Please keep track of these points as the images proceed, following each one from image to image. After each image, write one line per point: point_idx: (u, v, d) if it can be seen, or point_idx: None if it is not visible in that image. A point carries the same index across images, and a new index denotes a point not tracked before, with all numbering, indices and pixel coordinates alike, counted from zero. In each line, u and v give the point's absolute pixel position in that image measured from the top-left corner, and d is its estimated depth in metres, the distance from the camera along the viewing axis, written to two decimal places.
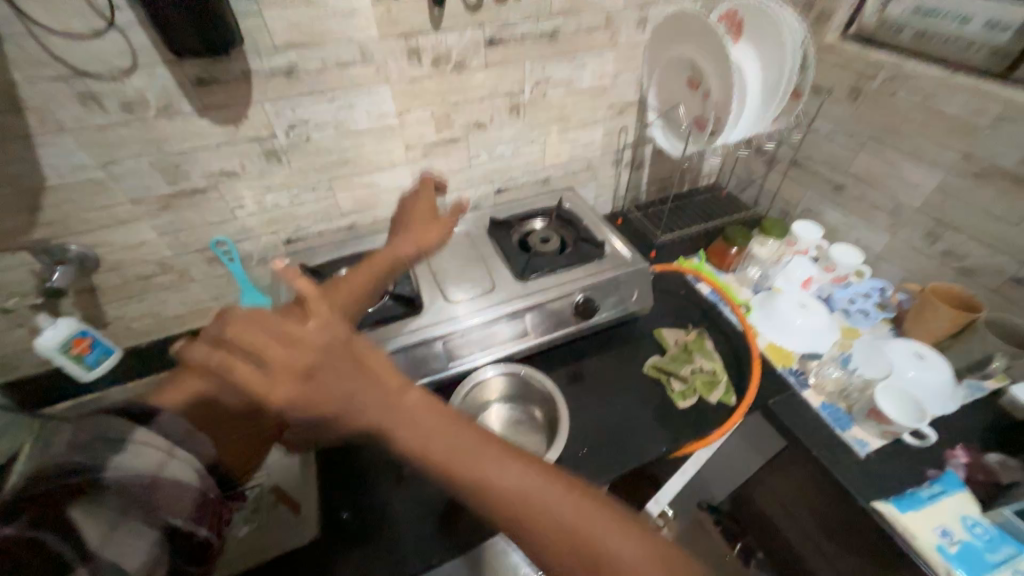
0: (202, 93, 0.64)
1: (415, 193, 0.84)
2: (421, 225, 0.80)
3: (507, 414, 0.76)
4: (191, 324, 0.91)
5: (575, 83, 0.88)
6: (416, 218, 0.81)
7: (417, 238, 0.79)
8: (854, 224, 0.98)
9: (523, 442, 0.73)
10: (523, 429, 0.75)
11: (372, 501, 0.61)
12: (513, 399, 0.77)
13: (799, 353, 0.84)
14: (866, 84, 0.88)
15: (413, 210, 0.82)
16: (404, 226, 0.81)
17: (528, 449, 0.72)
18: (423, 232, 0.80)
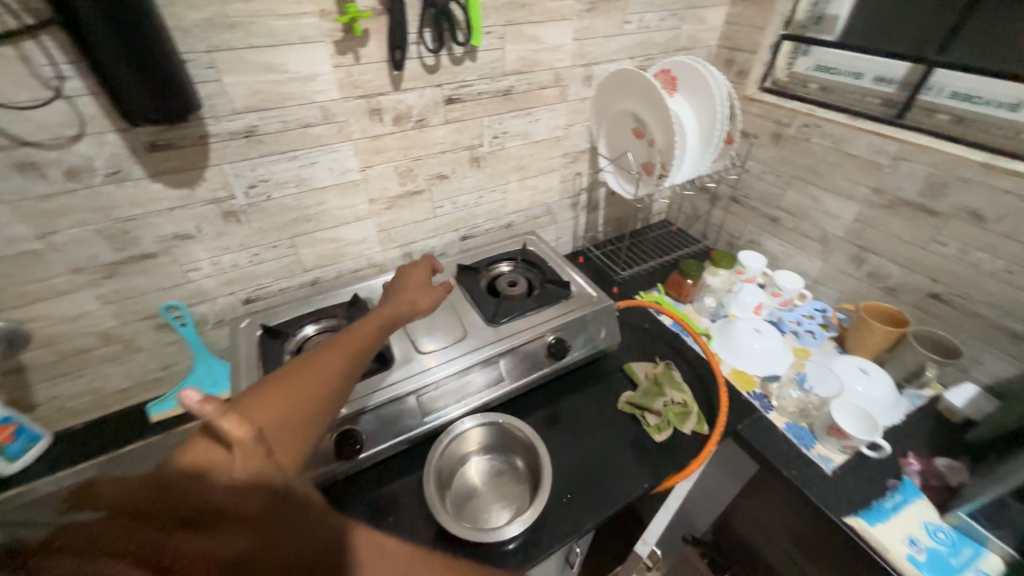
0: (156, 158, 0.63)
1: (409, 266, 0.78)
2: (417, 288, 0.72)
3: (488, 466, 0.75)
4: (136, 398, 0.84)
5: (530, 135, 0.94)
6: (409, 284, 0.73)
7: (413, 297, 0.69)
8: (791, 253, 1.07)
9: (505, 493, 0.71)
10: (505, 480, 0.73)
11: None
12: (493, 449, 0.76)
13: (759, 377, 0.88)
14: (784, 130, 0.99)
15: (404, 278, 0.75)
16: (394, 291, 0.71)
17: (511, 500, 0.70)
18: (421, 292, 0.71)
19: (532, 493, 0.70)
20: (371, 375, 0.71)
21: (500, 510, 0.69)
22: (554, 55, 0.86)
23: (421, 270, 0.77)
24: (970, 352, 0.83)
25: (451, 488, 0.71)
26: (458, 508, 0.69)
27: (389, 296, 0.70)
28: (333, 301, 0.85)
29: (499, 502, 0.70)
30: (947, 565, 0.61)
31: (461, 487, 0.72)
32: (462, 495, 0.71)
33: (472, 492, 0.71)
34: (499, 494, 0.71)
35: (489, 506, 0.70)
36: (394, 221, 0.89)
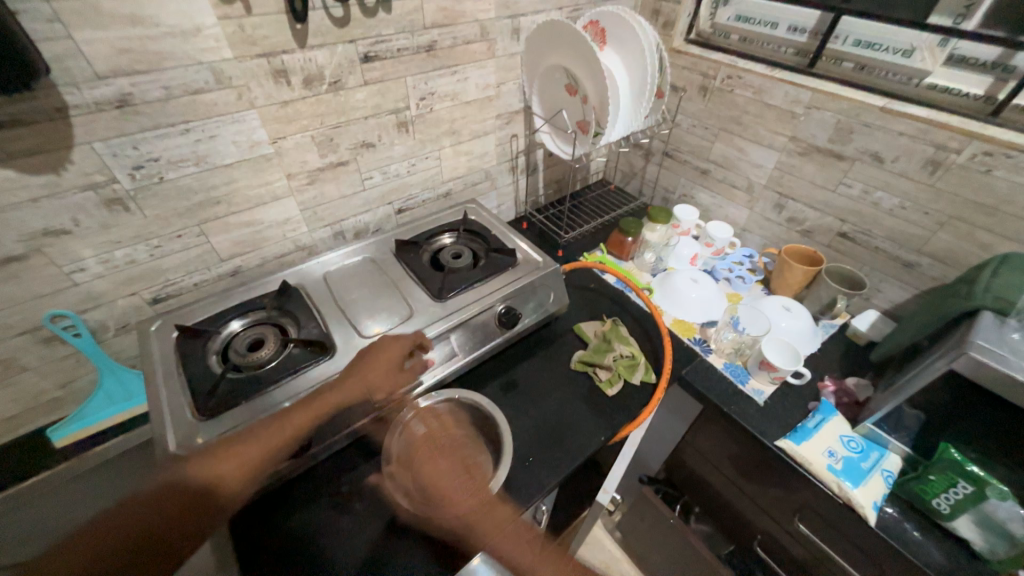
0: (1, 138, 0.51)
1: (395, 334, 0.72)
2: (382, 373, 0.67)
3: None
4: (33, 425, 0.72)
5: (460, 95, 0.88)
6: (381, 357, 0.68)
7: (373, 381, 0.66)
8: (721, 203, 1.13)
9: None
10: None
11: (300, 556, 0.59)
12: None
13: (698, 323, 0.94)
14: (710, 83, 1.01)
15: (376, 355, 0.68)
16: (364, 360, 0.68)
17: None
18: (381, 379, 0.67)
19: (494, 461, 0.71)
20: (313, 366, 0.67)
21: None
22: (477, 6, 0.80)
23: (396, 350, 0.69)
24: (872, 282, 0.93)
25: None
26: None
27: (355, 365, 0.67)
28: (260, 291, 0.78)
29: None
30: (859, 469, 0.70)
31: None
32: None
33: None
34: None
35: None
36: (318, 197, 0.81)
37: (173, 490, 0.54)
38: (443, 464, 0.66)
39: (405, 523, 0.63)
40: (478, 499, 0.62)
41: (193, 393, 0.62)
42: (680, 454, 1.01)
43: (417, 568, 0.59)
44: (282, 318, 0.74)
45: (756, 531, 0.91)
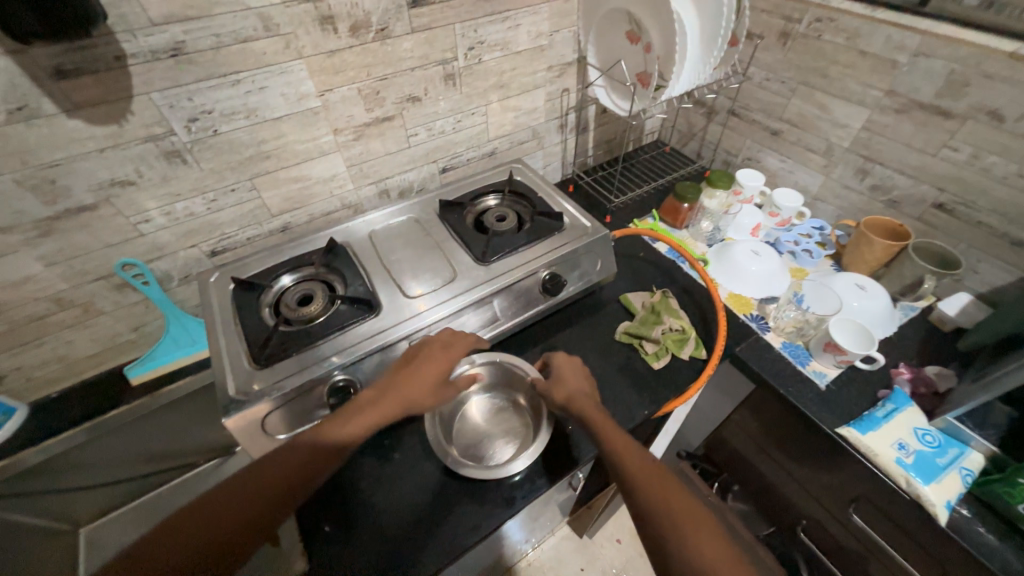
0: (68, 88, 0.52)
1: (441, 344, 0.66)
2: (425, 386, 0.63)
3: (489, 403, 0.75)
4: (111, 363, 0.79)
5: (511, 45, 0.82)
6: (427, 367, 0.64)
7: (415, 392, 0.62)
8: (792, 169, 1.02)
9: (508, 428, 0.72)
10: (507, 417, 0.73)
11: (349, 504, 0.62)
12: (493, 388, 0.76)
13: (756, 299, 0.87)
14: (794, 28, 0.89)
15: (423, 366, 0.64)
16: (409, 368, 0.64)
17: (515, 434, 0.71)
18: (424, 394, 0.63)
19: (535, 427, 0.70)
20: (358, 324, 0.68)
21: (504, 446, 0.70)
22: None
23: (446, 363, 0.65)
24: (968, 262, 0.82)
25: (454, 428, 0.71)
26: (461, 446, 0.69)
27: (401, 373, 0.63)
28: (307, 248, 0.79)
29: (502, 438, 0.70)
30: (933, 466, 0.63)
31: (463, 426, 0.72)
32: (466, 433, 0.71)
33: (474, 431, 0.71)
34: (501, 430, 0.71)
35: (492, 443, 0.70)
36: (364, 154, 0.80)
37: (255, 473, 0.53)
38: (567, 359, 0.71)
39: (443, 479, 0.65)
40: (584, 388, 0.67)
41: (248, 343, 0.65)
42: (723, 433, 0.98)
43: (455, 524, 0.61)
44: (329, 275, 0.75)
45: (800, 517, 0.87)
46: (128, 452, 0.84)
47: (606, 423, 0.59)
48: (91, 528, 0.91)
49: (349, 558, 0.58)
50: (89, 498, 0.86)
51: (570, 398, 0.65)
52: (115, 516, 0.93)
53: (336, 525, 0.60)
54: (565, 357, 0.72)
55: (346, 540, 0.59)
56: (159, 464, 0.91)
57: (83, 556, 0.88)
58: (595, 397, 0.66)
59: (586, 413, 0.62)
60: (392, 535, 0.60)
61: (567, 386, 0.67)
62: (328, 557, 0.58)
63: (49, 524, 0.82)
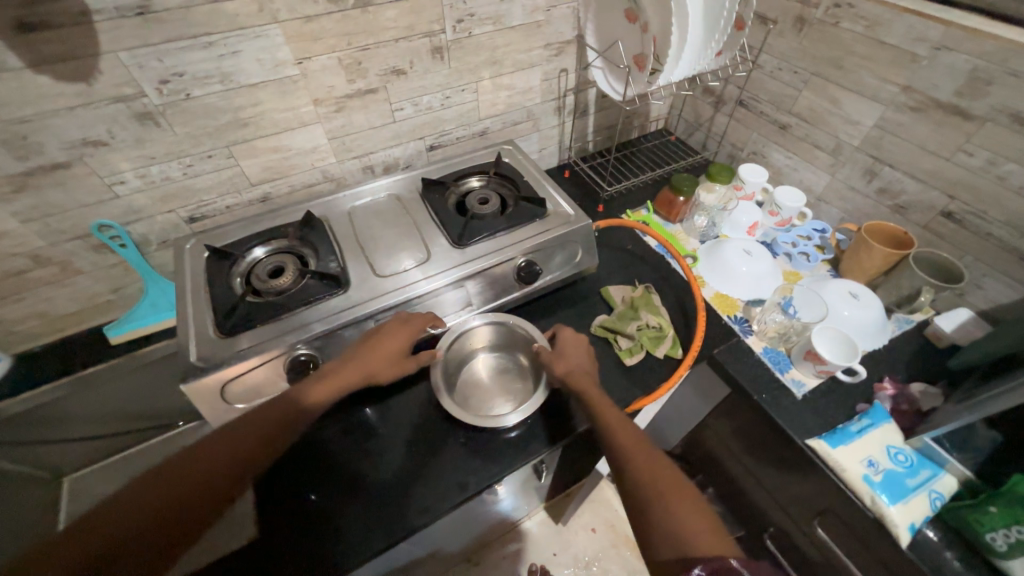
0: (33, 42, 0.52)
1: (402, 321, 0.66)
2: (384, 359, 0.63)
3: (495, 363, 0.75)
4: (92, 322, 0.80)
5: (504, 19, 0.79)
6: (385, 342, 0.63)
7: (373, 365, 0.62)
8: (798, 166, 0.97)
9: (511, 387, 0.72)
10: (510, 375, 0.74)
11: (333, 476, 0.64)
12: (498, 347, 0.76)
13: (743, 301, 0.84)
14: (810, 13, 0.83)
15: (382, 339, 0.64)
16: (369, 342, 0.63)
17: (515, 393, 0.72)
18: (384, 366, 0.63)
19: (535, 387, 0.71)
20: (324, 300, 0.67)
21: (503, 402, 0.71)
22: None
23: (404, 336, 0.64)
24: (972, 276, 0.77)
25: (457, 380, 0.72)
26: (463, 397, 0.71)
27: (360, 348, 0.63)
28: (284, 219, 0.78)
29: (502, 395, 0.71)
30: (903, 486, 0.60)
31: (466, 379, 0.73)
32: (467, 386, 0.72)
33: (476, 385, 0.72)
34: (503, 388, 0.72)
35: (492, 398, 0.71)
36: (346, 127, 0.78)
37: (214, 441, 0.54)
38: (573, 335, 0.71)
39: (402, 457, 0.65)
40: (584, 367, 0.67)
41: (215, 311, 0.65)
42: (700, 434, 0.96)
43: (409, 503, 0.61)
44: (303, 248, 0.74)
45: (768, 524, 0.86)
46: (111, 407, 0.87)
47: (604, 403, 0.61)
48: (74, 477, 0.94)
49: (301, 527, 0.59)
50: (71, 449, 0.89)
51: (570, 373, 0.65)
52: (97, 468, 0.96)
53: (289, 495, 0.61)
54: (572, 334, 0.71)
55: (298, 508, 0.61)
56: (138, 422, 0.94)
57: (65, 503, 0.91)
58: (593, 375, 0.67)
59: (585, 390, 0.63)
60: (342, 508, 0.61)
61: (568, 362, 0.67)
62: (305, 526, 0.59)
63: (33, 470, 0.86)
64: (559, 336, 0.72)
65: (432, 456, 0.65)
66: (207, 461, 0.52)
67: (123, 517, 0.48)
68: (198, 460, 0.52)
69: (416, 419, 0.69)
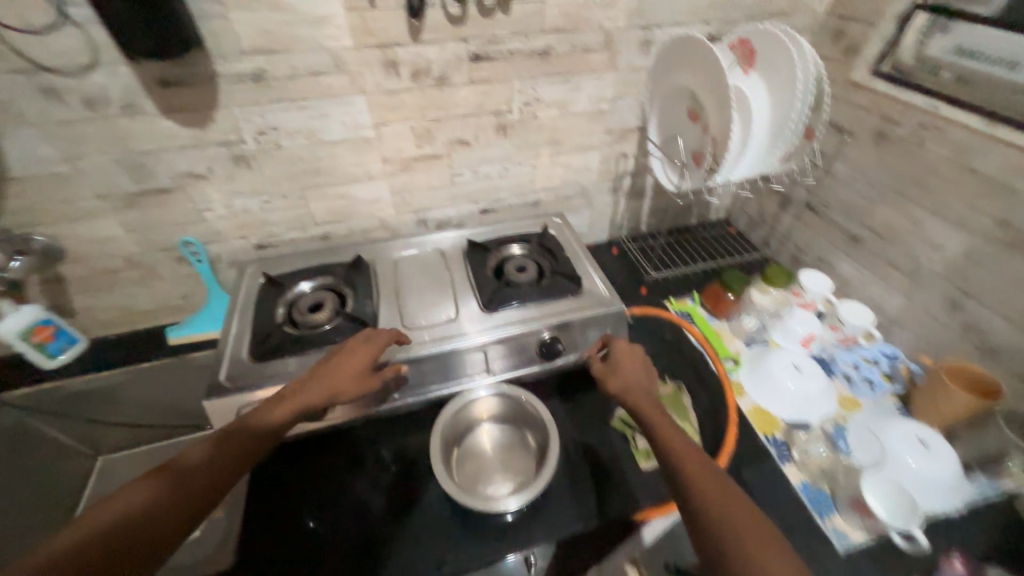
0: (167, 94, 0.63)
1: (361, 340, 0.64)
2: (347, 377, 0.60)
3: (499, 436, 0.72)
4: (160, 321, 0.90)
5: (569, 105, 0.83)
6: (345, 361, 0.61)
7: (337, 382, 0.59)
8: (868, 281, 0.89)
9: (513, 466, 0.69)
10: (515, 453, 0.70)
11: (337, 507, 0.64)
12: (508, 421, 0.73)
13: (787, 421, 0.75)
14: (892, 129, 0.79)
15: (348, 356, 0.62)
16: (328, 363, 0.61)
17: (517, 475, 0.68)
18: (349, 384, 0.60)
19: (537, 472, 0.67)
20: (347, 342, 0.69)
21: (502, 481, 0.67)
22: (605, 13, 0.73)
23: (368, 353, 0.63)
24: None
25: (456, 448, 0.70)
26: (460, 467, 0.69)
27: (321, 367, 0.61)
28: (335, 259, 0.84)
29: (502, 473, 0.68)
30: None
31: (467, 449, 0.70)
32: (468, 457, 0.70)
33: (477, 457, 0.70)
34: (504, 465, 0.69)
35: (491, 475, 0.68)
36: (408, 184, 0.85)
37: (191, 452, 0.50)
38: (628, 348, 0.68)
39: (387, 510, 0.63)
40: (641, 380, 0.63)
41: (253, 335, 0.70)
42: None
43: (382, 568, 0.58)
44: (344, 288, 0.79)
45: None
46: (152, 401, 0.93)
47: (664, 422, 0.56)
48: (109, 458, 1.01)
49: (288, 552, 0.59)
50: (111, 432, 0.96)
51: (624, 388, 0.62)
52: (132, 453, 1.03)
53: (279, 519, 0.62)
54: (625, 345, 0.68)
55: (271, 538, 0.61)
56: (172, 420, 1.00)
57: (93, 480, 0.98)
58: (653, 391, 0.62)
59: (640, 405, 0.59)
60: (321, 541, 0.60)
61: (622, 375, 0.64)
62: (299, 553, 0.59)
63: (73, 445, 0.94)
64: (614, 348, 0.68)
65: (416, 519, 0.62)
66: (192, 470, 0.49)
67: (110, 538, 0.43)
68: (181, 470, 0.48)
69: (410, 475, 0.67)
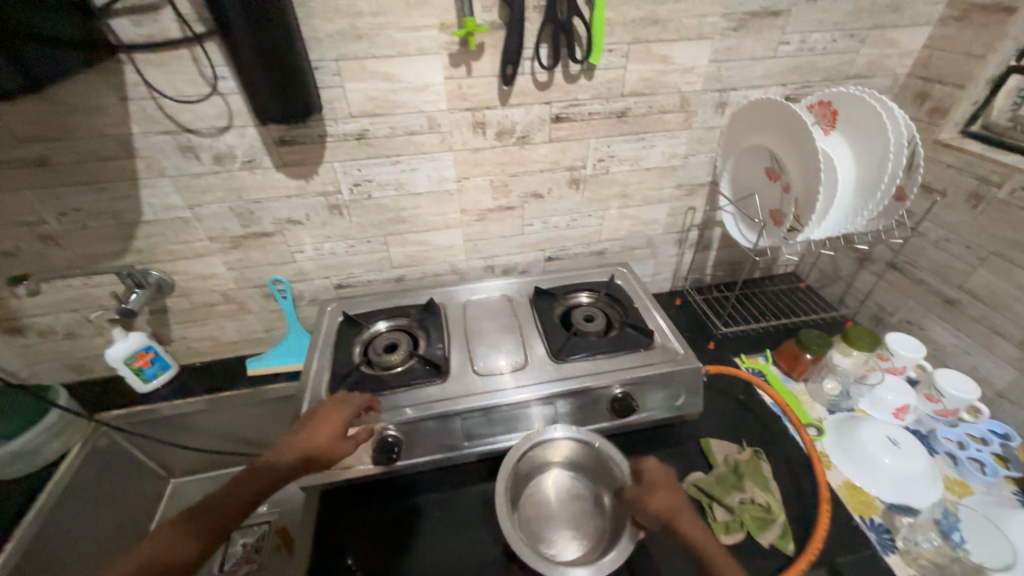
0: (283, 151, 0.70)
1: (338, 403, 0.64)
2: (322, 442, 0.59)
3: (570, 487, 0.68)
4: (242, 352, 0.96)
5: (642, 161, 0.85)
6: (320, 426, 0.61)
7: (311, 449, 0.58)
8: (968, 349, 0.82)
9: (581, 525, 0.64)
10: (584, 511, 0.66)
11: (378, 548, 0.62)
12: (582, 471, 0.69)
13: (885, 503, 0.68)
14: (989, 191, 0.75)
15: (317, 424, 0.61)
16: (305, 429, 0.60)
17: (585, 536, 0.63)
18: (324, 450, 0.59)
19: (609, 539, 0.61)
20: (421, 385, 0.71)
21: (567, 542, 0.63)
22: (683, 78, 0.76)
23: (341, 417, 0.62)
24: None
25: (522, 491, 0.67)
26: (523, 513, 0.65)
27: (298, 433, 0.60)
28: (410, 301, 0.88)
29: (568, 531, 0.64)
30: None
31: (534, 494, 0.67)
32: (533, 504, 0.66)
33: (543, 506, 0.66)
34: (572, 522, 0.65)
35: (556, 530, 0.64)
36: (482, 233, 0.89)
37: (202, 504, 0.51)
38: (660, 468, 0.61)
39: (447, 563, 0.61)
40: (682, 502, 0.58)
41: (332, 373, 0.73)
42: None
43: None
44: (417, 330, 0.82)
45: None
46: (227, 429, 0.96)
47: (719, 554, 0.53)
48: (179, 481, 1.04)
49: None
50: (185, 456, 0.99)
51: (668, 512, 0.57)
52: (200, 478, 1.05)
53: (322, 552, 0.62)
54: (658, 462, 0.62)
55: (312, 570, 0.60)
56: (240, 448, 1.01)
57: (163, 503, 1.00)
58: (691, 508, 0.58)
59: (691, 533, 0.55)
60: None
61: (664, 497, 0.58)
62: None
63: (150, 466, 0.97)
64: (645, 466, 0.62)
65: None
66: (199, 515, 0.51)
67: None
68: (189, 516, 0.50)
69: (473, 528, 0.65)
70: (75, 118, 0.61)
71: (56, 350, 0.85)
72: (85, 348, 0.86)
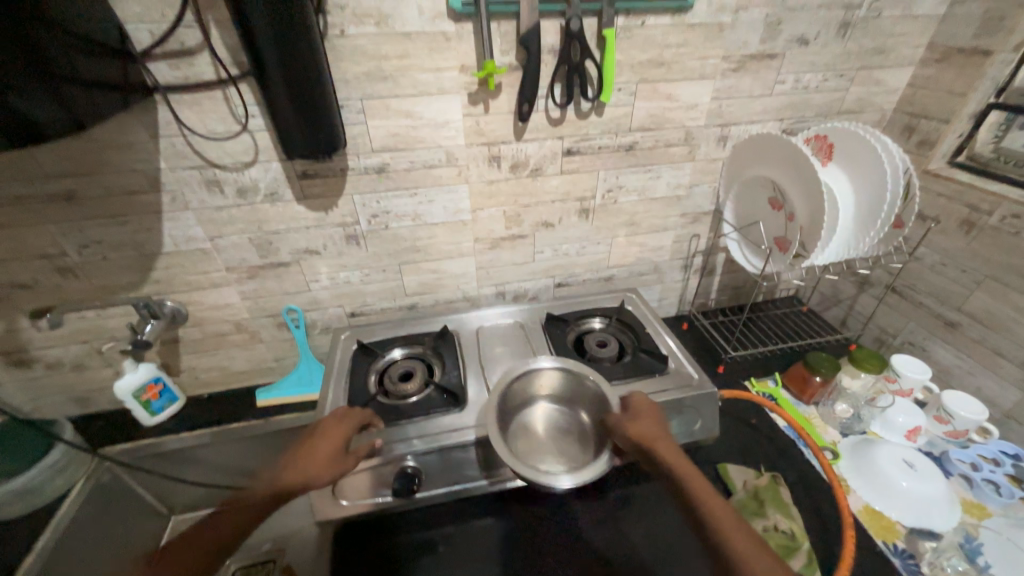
0: (305, 184, 0.72)
1: (334, 422, 0.64)
2: (317, 461, 0.58)
3: (557, 419, 0.69)
4: (251, 382, 0.95)
5: (649, 191, 0.88)
6: (314, 446, 0.60)
7: (303, 468, 0.57)
8: (972, 370, 0.84)
9: (566, 450, 0.66)
10: (570, 440, 0.67)
11: None
12: (569, 405, 0.71)
13: (905, 527, 0.68)
14: (981, 218, 0.78)
15: (311, 444, 0.60)
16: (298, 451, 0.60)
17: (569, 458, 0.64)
18: (318, 467, 0.58)
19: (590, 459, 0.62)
20: (439, 413, 0.70)
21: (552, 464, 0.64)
22: (687, 114, 0.80)
23: (338, 432, 0.62)
24: None
25: (512, 419, 0.68)
26: (512, 438, 0.66)
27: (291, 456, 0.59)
28: (424, 328, 0.88)
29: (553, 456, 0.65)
30: None
31: (522, 422, 0.68)
32: (522, 430, 0.67)
33: (531, 434, 0.67)
34: (558, 447, 0.66)
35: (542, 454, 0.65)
36: (494, 261, 0.90)
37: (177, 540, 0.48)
38: (644, 404, 0.65)
39: None
40: (660, 430, 0.60)
41: (349, 403, 0.72)
42: None
43: None
44: (433, 358, 0.82)
45: None
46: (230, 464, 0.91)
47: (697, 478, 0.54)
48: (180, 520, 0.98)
49: None
50: (187, 492, 0.94)
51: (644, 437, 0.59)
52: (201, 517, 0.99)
53: None
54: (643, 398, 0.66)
55: None
56: None
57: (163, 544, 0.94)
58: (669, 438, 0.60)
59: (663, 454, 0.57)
60: None
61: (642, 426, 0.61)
62: None
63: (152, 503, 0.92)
64: (631, 401, 0.66)
65: None
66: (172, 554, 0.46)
67: None
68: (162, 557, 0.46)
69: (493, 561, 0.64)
70: (106, 155, 0.63)
71: (62, 383, 0.83)
72: (93, 380, 0.84)
